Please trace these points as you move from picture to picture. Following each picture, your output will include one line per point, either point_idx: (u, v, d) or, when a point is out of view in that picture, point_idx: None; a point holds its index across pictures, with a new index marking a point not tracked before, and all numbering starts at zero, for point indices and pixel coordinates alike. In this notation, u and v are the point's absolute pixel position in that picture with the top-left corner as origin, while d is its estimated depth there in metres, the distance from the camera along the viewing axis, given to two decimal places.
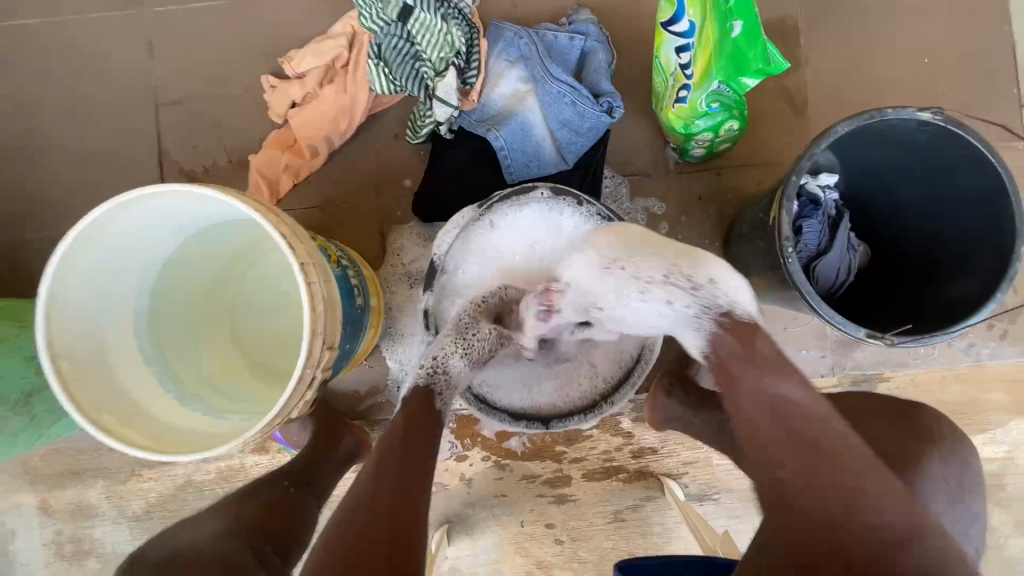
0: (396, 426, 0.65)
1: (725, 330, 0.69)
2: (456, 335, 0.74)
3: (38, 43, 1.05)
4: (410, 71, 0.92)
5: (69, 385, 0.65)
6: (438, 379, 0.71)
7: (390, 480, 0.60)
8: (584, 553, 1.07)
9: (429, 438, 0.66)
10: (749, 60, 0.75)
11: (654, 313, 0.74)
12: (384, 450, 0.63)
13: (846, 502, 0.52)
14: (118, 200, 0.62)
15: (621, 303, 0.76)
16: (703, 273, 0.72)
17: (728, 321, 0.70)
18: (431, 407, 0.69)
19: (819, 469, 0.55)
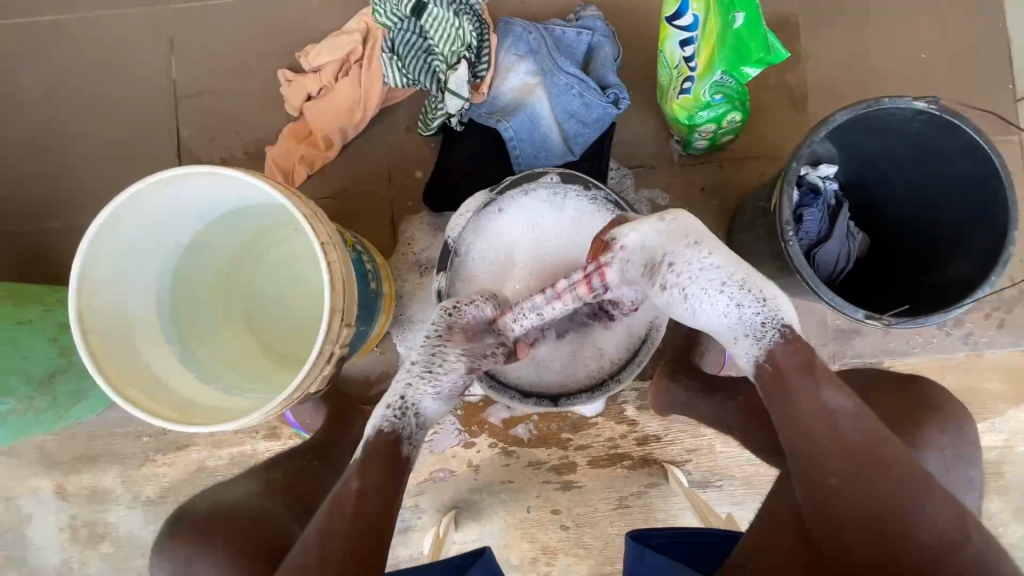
0: (352, 478, 0.65)
1: (783, 354, 0.65)
2: (425, 373, 0.71)
3: (63, 38, 1.08)
4: (422, 65, 0.95)
5: (98, 358, 0.68)
6: (404, 426, 0.69)
7: (350, 518, 0.63)
8: (589, 539, 1.09)
9: (392, 470, 0.67)
10: (750, 51, 0.78)
11: (718, 313, 0.66)
12: (345, 488, 0.65)
13: (899, 513, 0.58)
14: (147, 180, 0.65)
15: (694, 292, 0.66)
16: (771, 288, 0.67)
17: (789, 348, 0.65)
18: (397, 452, 0.68)
19: (881, 481, 0.59)
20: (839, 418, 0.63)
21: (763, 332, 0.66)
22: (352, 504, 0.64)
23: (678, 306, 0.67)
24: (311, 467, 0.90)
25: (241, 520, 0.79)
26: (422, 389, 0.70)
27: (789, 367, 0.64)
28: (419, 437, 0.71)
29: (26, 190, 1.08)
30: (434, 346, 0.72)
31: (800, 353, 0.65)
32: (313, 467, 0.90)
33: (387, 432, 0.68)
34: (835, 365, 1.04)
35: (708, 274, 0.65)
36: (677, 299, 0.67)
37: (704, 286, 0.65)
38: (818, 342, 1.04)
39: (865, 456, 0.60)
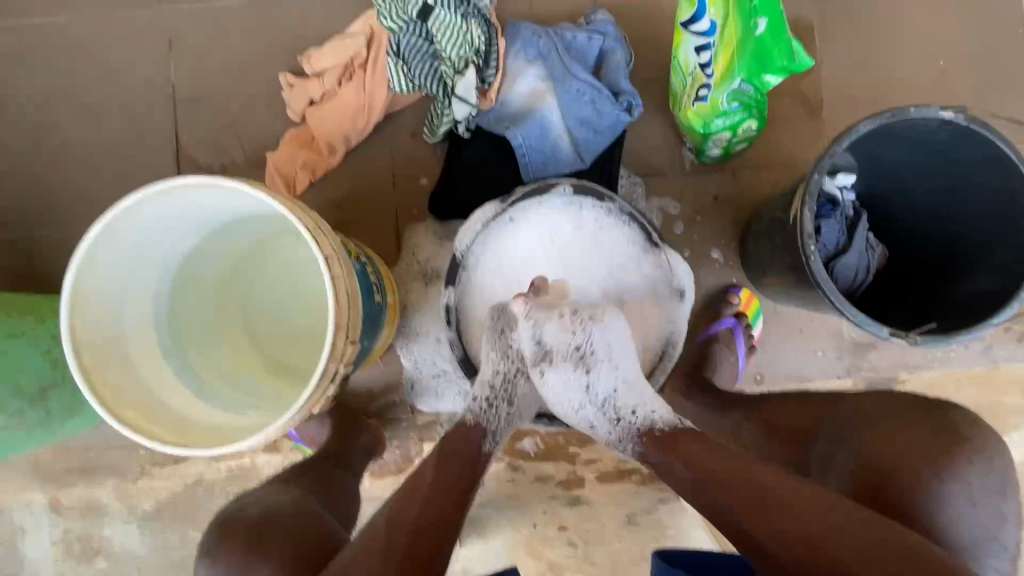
0: (427, 469, 0.67)
1: (648, 448, 0.68)
2: (507, 376, 0.72)
3: (61, 41, 1.06)
4: (428, 69, 0.92)
5: (90, 376, 0.65)
6: (489, 421, 0.72)
7: (419, 506, 0.62)
8: (596, 556, 1.03)
9: (462, 470, 0.68)
10: (773, 58, 0.76)
11: (573, 403, 0.71)
12: (416, 481, 0.66)
13: (839, 551, 0.52)
14: (144, 191, 0.63)
15: (565, 384, 0.70)
16: (627, 406, 0.70)
17: (651, 440, 0.68)
18: (477, 445, 0.70)
19: (795, 520, 0.55)
20: (728, 485, 0.60)
21: (624, 423, 0.70)
22: (427, 485, 0.65)
23: (572, 390, 0.70)
24: (336, 475, 0.86)
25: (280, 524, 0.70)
26: (507, 391, 0.73)
27: (654, 459, 0.67)
28: (500, 434, 0.73)
29: (21, 195, 1.05)
30: (496, 355, 0.72)
31: (667, 438, 0.67)
32: (335, 475, 0.87)
33: (472, 425, 0.72)
34: (851, 380, 1.01)
35: (610, 350, 0.70)
36: (580, 383, 0.70)
37: (573, 383, 0.70)
38: (833, 355, 1.02)
39: (759, 499, 0.58)
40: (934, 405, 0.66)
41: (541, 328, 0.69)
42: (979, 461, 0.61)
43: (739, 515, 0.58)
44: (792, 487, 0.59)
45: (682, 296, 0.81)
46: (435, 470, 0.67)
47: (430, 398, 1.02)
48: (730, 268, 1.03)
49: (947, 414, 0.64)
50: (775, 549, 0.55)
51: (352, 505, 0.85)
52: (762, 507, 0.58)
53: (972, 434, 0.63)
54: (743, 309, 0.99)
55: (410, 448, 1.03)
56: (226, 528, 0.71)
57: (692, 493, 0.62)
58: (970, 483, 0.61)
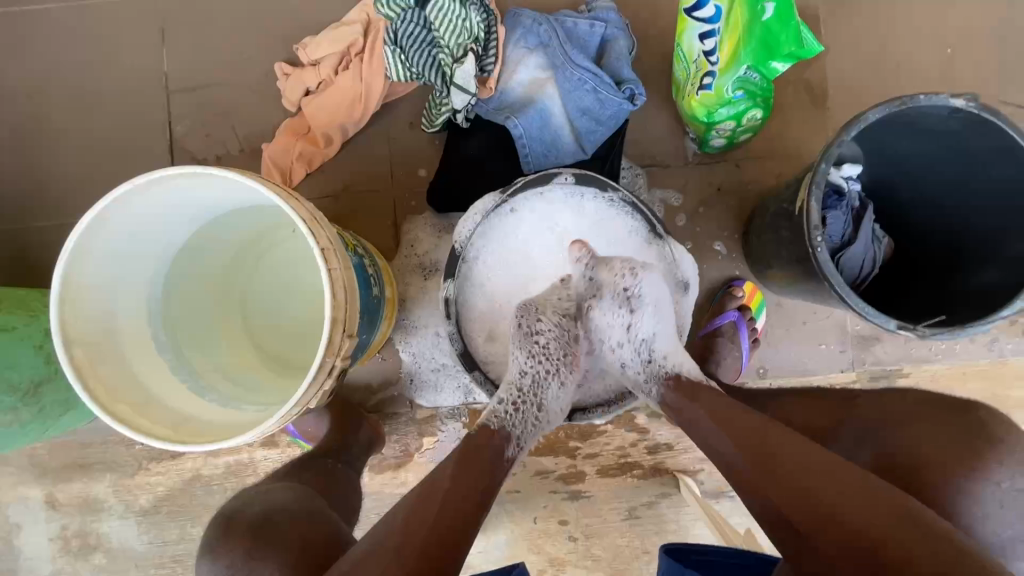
0: (448, 466, 0.64)
1: (672, 390, 0.69)
2: (535, 376, 0.71)
3: (50, 29, 1.03)
4: (426, 58, 0.91)
5: (82, 369, 0.64)
6: (514, 425, 0.68)
7: (435, 506, 0.60)
8: (597, 550, 1.05)
9: (486, 473, 0.64)
10: (781, 43, 0.75)
11: (610, 337, 0.74)
12: (434, 480, 0.63)
13: (836, 503, 0.53)
14: (135, 181, 0.61)
15: (604, 314, 0.74)
16: (659, 348, 0.72)
17: (676, 385, 0.69)
18: (502, 451, 0.66)
19: (799, 473, 0.57)
20: (740, 437, 0.62)
21: (655, 365, 0.71)
22: (446, 486, 0.62)
23: (612, 329, 0.73)
24: (336, 469, 0.86)
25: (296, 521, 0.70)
26: (536, 395, 0.71)
27: (677, 401, 0.68)
28: (526, 439, 0.70)
29: (12, 188, 1.03)
30: (526, 358, 0.72)
31: (689, 386, 0.68)
32: (336, 470, 0.86)
33: (497, 429, 0.68)
34: (854, 373, 1.00)
35: (654, 298, 0.72)
36: (620, 325, 0.73)
37: (616, 318, 0.73)
38: (837, 349, 1.00)
39: (764, 457, 0.59)
40: (967, 407, 0.65)
41: (592, 269, 0.74)
42: (1008, 462, 0.61)
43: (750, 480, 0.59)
44: (799, 444, 0.60)
45: (687, 288, 0.79)
46: (459, 466, 0.64)
47: (430, 393, 1.01)
48: (733, 260, 1.02)
49: (978, 416, 0.64)
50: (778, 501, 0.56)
51: (357, 496, 0.86)
52: (767, 462, 0.59)
53: (1000, 432, 0.62)
54: (747, 303, 0.97)
55: (409, 443, 1.02)
56: (228, 527, 0.70)
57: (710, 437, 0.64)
58: (1000, 484, 0.60)
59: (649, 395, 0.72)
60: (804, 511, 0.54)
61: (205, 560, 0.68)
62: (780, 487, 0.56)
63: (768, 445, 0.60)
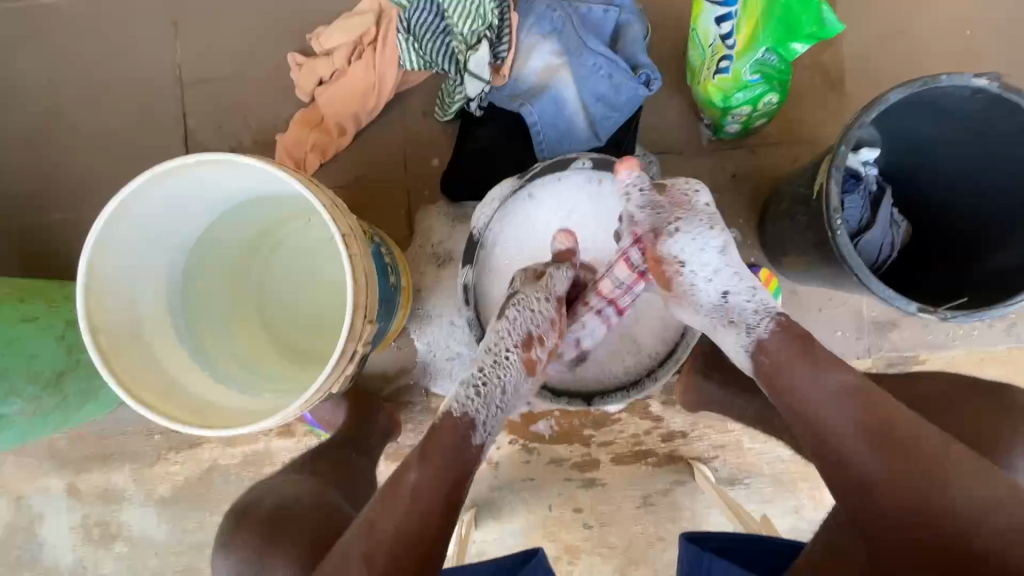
0: (411, 467, 0.62)
1: (778, 338, 0.66)
2: (496, 355, 0.70)
3: (63, 24, 1.04)
4: (440, 46, 0.92)
5: (108, 357, 0.64)
6: (477, 412, 0.67)
7: (405, 511, 0.59)
8: (613, 538, 1.06)
9: (451, 462, 0.63)
10: (802, 24, 0.78)
11: (708, 273, 0.70)
12: (399, 482, 0.62)
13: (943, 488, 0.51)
14: (158, 169, 0.61)
15: (695, 248, 0.70)
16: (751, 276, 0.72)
17: (788, 324, 0.67)
18: (468, 440, 0.65)
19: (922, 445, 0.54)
20: (847, 399, 0.58)
21: (760, 291, 0.70)
22: (413, 487, 0.61)
23: (702, 265, 0.69)
24: (349, 461, 0.86)
25: (306, 521, 0.70)
26: (496, 376, 0.69)
27: (783, 351, 0.65)
28: (492, 425, 0.69)
29: (28, 181, 1.04)
30: (495, 337, 0.71)
31: (799, 329, 0.66)
32: (346, 460, 0.86)
33: (460, 416, 0.66)
34: (871, 359, 1.00)
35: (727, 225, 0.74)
36: (714, 245, 0.70)
37: (705, 254, 0.70)
38: (852, 335, 1.00)
39: (890, 438, 0.55)
40: (996, 390, 0.66)
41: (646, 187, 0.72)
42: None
43: (854, 445, 0.56)
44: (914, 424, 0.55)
45: None
46: (425, 465, 0.62)
47: (444, 380, 1.02)
48: (748, 247, 1.01)
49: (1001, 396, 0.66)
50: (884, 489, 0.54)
51: (371, 488, 0.86)
52: (886, 444, 0.55)
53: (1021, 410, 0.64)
54: (763, 287, 0.94)
55: (425, 432, 1.02)
56: (242, 519, 0.72)
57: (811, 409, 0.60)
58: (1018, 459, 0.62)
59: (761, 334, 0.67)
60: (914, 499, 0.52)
61: (222, 544, 0.71)
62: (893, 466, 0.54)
63: (893, 422, 0.56)
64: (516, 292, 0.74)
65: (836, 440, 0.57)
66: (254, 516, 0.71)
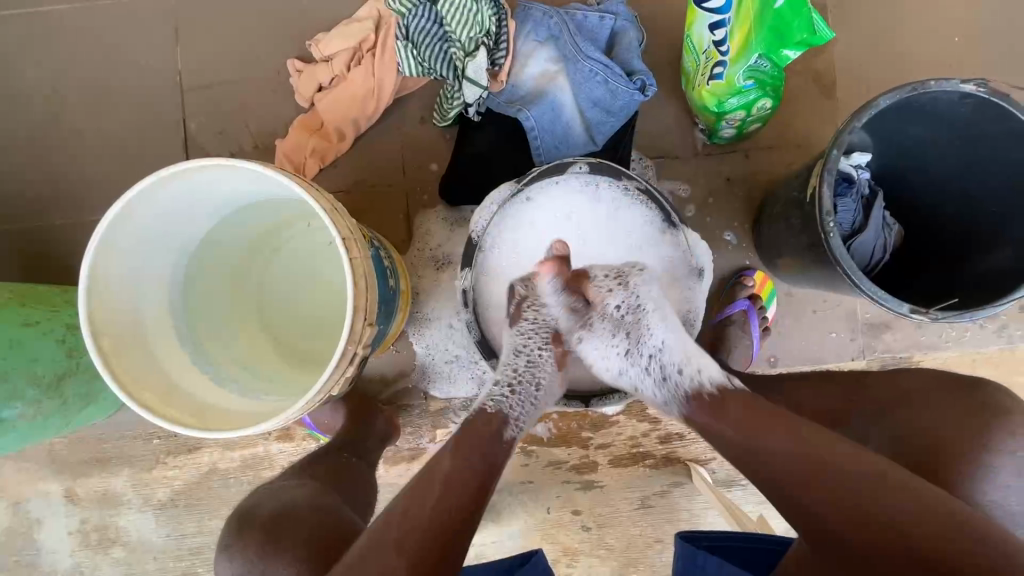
0: (444, 457, 0.65)
1: (698, 410, 0.67)
2: (524, 355, 0.74)
3: (65, 30, 1.05)
4: (439, 52, 0.93)
5: (109, 359, 0.65)
6: (512, 408, 0.71)
7: (435, 498, 0.61)
8: (611, 539, 1.06)
9: (481, 453, 0.66)
10: (794, 30, 0.77)
11: (610, 366, 0.74)
12: (431, 471, 0.64)
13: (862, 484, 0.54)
14: (161, 173, 0.62)
15: (599, 352, 0.75)
16: (687, 357, 0.70)
17: (699, 401, 0.67)
18: (501, 433, 0.68)
19: (844, 485, 0.55)
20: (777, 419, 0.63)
21: (672, 380, 0.70)
22: (444, 474, 0.63)
23: (610, 355, 0.74)
24: (349, 464, 0.87)
25: (304, 525, 0.70)
26: (530, 375, 0.73)
27: (703, 420, 0.66)
28: (525, 419, 0.72)
29: (29, 187, 1.05)
30: (518, 337, 0.75)
31: (716, 400, 0.67)
32: (346, 464, 0.87)
33: (495, 414, 0.70)
34: (865, 361, 1.01)
35: (657, 308, 0.73)
36: (619, 348, 0.74)
37: (606, 352, 0.74)
38: (847, 337, 1.01)
39: (808, 445, 0.59)
40: (974, 387, 0.66)
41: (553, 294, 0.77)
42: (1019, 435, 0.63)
43: (778, 449, 0.60)
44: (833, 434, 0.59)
45: (702, 275, 0.80)
46: (455, 456, 0.65)
47: (443, 383, 1.02)
48: (743, 250, 1.03)
49: (988, 393, 0.66)
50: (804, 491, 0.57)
51: (370, 490, 0.86)
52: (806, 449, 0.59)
53: (1012, 409, 0.64)
54: (757, 291, 0.98)
55: (423, 435, 1.03)
56: (244, 521, 0.73)
57: (734, 434, 0.64)
58: (1014, 455, 0.62)
59: (671, 413, 0.70)
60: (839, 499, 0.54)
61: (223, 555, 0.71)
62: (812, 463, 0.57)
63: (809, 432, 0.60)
64: (527, 297, 0.77)
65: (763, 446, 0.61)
66: (255, 524, 0.71)
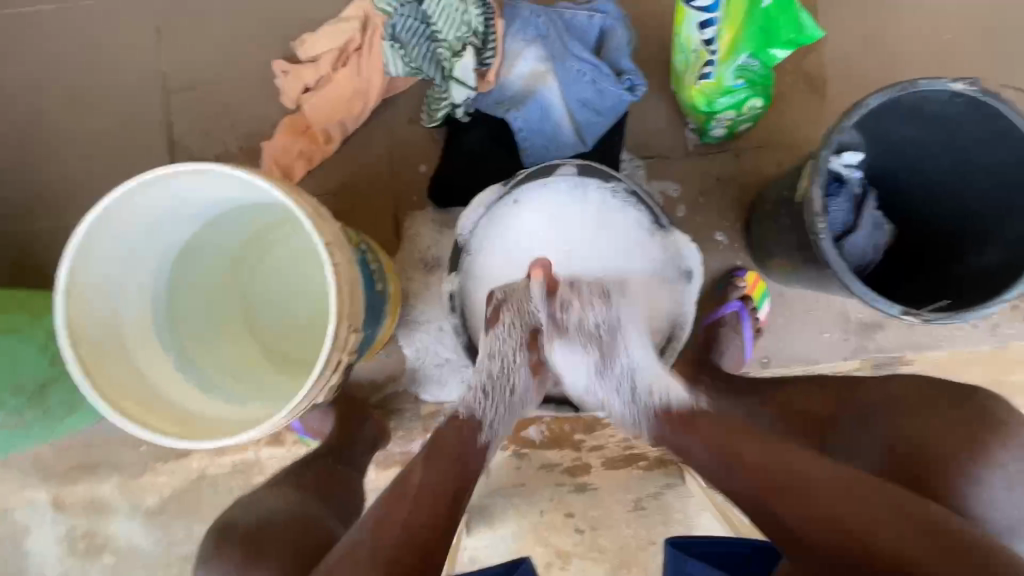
0: (415, 468, 0.66)
1: (666, 429, 0.70)
2: (501, 364, 0.71)
3: (47, 30, 1.03)
4: (425, 52, 0.90)
5: (90, 370, 0.64)
6: (486, 412, 0.71)
7: (410, 505, 0.62)
8: (604, 541, 1.01)
9: (459, 462, 0.67)
10: (780, 29, 0.81)
11: (584, 380, 0.74)
12: (403, 481, 0.65)
13: (863, 523, 0.54)
14: (139, 180, 0.61)
15: (574, 369, 0.73)
16: (643, 378, 0.72)
17: (664, 417, 0.71)
18: (474, 439, 0.70)
19: (822, 499, 0.57)
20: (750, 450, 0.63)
21: (639, 401, 0.72)
22: (416, 483, 0.64)
23: (581, 371, 0.73)
24: (337, 472, 0.86)
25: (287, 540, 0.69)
26: (506, 381, 0.72)
27: (669, 436, 0.70)
28: (499, 423, 0.72)
29: (12, 190, 1.03)
30: (495, 339, 0.72)
31: (681, 416, 0.70)
32: (334, 470, 0.86)
33: (466, 418, 0.71)
34: (857, 361, 1.00)
35: (631, 329, 0.74)
36: (591, 366, 0.73)
37: (586, 368, 0.73)
38: (840, 336, 1.01)
39: (785, 480, 0.59)
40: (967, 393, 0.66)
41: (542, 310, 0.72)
42: (1011, 445, 0.63)
43: (761, 491, 0.60)
44: (811, 461, 0.60)
45: (690, 277, 0.80)
46: (427, 466, 0.66)
47: (433, 387, 1.01)
48: (735, 250, 1.02)
49: (978, 401, 0.65)
50: (807, 531, 0.56)
51: (354, 501, 0.85)
52: (783, 483, 0.59)
53: (1005, 414, 0.64)
54: (749, 292, 0.96)
55: (414, 439, 1.01)
56: (221, 533, 0.71)
57: (716, 471, 0.65)
58: (1005, 467, 0.62)
59: (637, 431, 0.73)
60: (841, 535, 0.54)
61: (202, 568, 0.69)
62: (803, 505, 0.57)
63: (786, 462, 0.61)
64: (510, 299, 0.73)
65: (750, 491, 0.61)
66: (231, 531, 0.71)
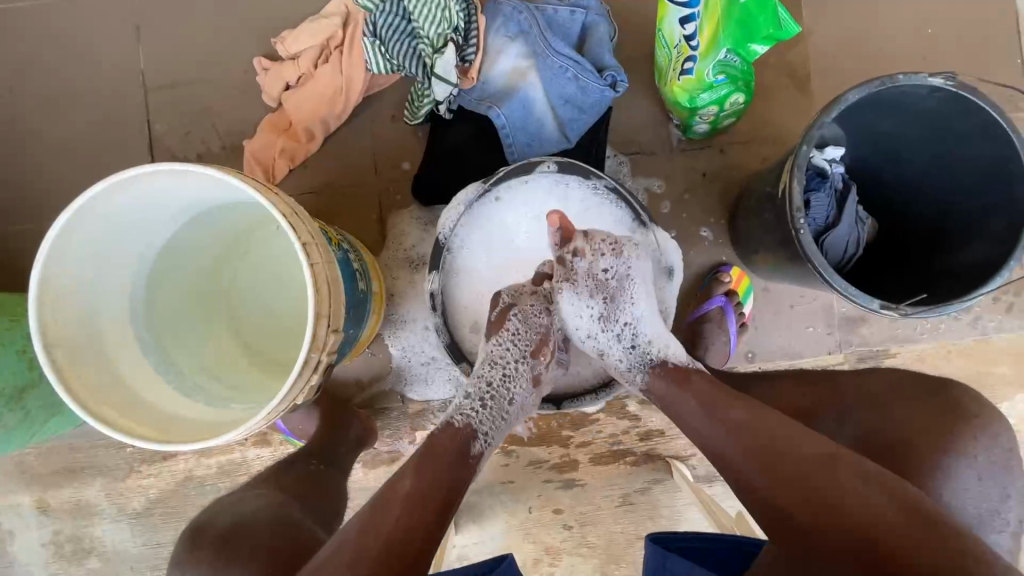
0: (404, 477, 0.63)
1: (657, 378, 0.72)
2: (502, 365, 0.73)
3: (22, 28, 1.01)
4: (407, 49, 0.91)
5: (64, 373, 0.63)
6: (482, 422, 0.70)
7: (397, 512, 0.60)
8: (593, 538, 1.06)
9: (448, 469, 0.65)
10: (760, 25, 0.75)
11: (584, 328, 0.75)
12: (392, 489, 0.63)
13: (835, 495, 0.53)
14: (111, 181, 0.60)
15: (575, 315, 0.75)
16: (643, 334, 0.74)
17: (663, 371, 0.72)
18: (468, 448, 0.68)
19: (798, 472, 0.56)
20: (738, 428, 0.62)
21: (640, 351, 0.74)
22: (404, 491, 0.62)
23: (584, 316, 0.75)
24: (321, 471, 0.86)
25: (261, 537, 0.69)
26: (505, 390, 0.73)
27: (662, 388, 0.71)
28: (494, 436, 0.71)
29: None
30: (498, 347, 0.74)
31: (678, 371, 0.71)
32: (320, 472, 0.86)
33: (463, 429, 0.69)
34: (842, 355, 1.01)
35: (642, 284, 0.74)
36: (596, 312, 0.74)
37: (587, 324, 0.75)
38: (823, 331, 1.01)
39: (770, 452, 0.58)
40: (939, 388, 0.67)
41: (562, 246, 0.74)
42: (982, 437, 0.63)
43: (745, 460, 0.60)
44: (794, 430, 0.60)
45: (671, 274, 0.80)
46: (416, 474, 0.63)
47: (420, 385, 1.01)
48: (720, 246, 1.02)
49: (952, 395, 0.66)
50: (781, 501, 0.56)
51: (338, 501, 0.84)
52: (764, 455, 0.59)
53: (979, 411, 0.64)
54: (734, 288, 0.97)
55: (402, 438, 1.01)
56: (198, 537, 0.71)
57: (700, 430, 0.65)
58: (976, 458, 0.62)
59: (632, 384, 0.74)
60: (810, 505, 0.54)
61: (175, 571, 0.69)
62: (773, 474, 0.57)
63: (769, 433, 0.60)
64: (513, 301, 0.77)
65: (735, 457, 0.61)
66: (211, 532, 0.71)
